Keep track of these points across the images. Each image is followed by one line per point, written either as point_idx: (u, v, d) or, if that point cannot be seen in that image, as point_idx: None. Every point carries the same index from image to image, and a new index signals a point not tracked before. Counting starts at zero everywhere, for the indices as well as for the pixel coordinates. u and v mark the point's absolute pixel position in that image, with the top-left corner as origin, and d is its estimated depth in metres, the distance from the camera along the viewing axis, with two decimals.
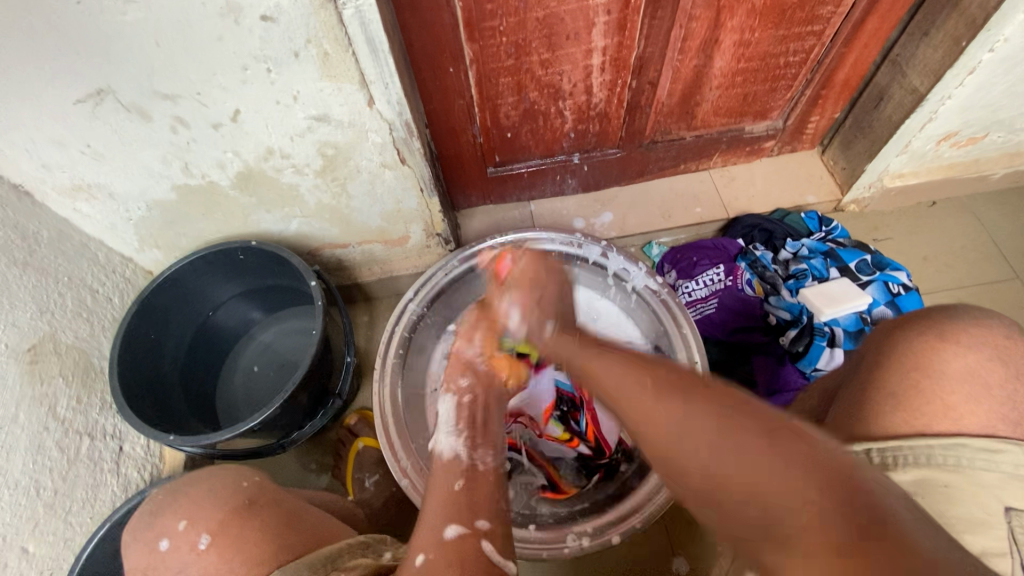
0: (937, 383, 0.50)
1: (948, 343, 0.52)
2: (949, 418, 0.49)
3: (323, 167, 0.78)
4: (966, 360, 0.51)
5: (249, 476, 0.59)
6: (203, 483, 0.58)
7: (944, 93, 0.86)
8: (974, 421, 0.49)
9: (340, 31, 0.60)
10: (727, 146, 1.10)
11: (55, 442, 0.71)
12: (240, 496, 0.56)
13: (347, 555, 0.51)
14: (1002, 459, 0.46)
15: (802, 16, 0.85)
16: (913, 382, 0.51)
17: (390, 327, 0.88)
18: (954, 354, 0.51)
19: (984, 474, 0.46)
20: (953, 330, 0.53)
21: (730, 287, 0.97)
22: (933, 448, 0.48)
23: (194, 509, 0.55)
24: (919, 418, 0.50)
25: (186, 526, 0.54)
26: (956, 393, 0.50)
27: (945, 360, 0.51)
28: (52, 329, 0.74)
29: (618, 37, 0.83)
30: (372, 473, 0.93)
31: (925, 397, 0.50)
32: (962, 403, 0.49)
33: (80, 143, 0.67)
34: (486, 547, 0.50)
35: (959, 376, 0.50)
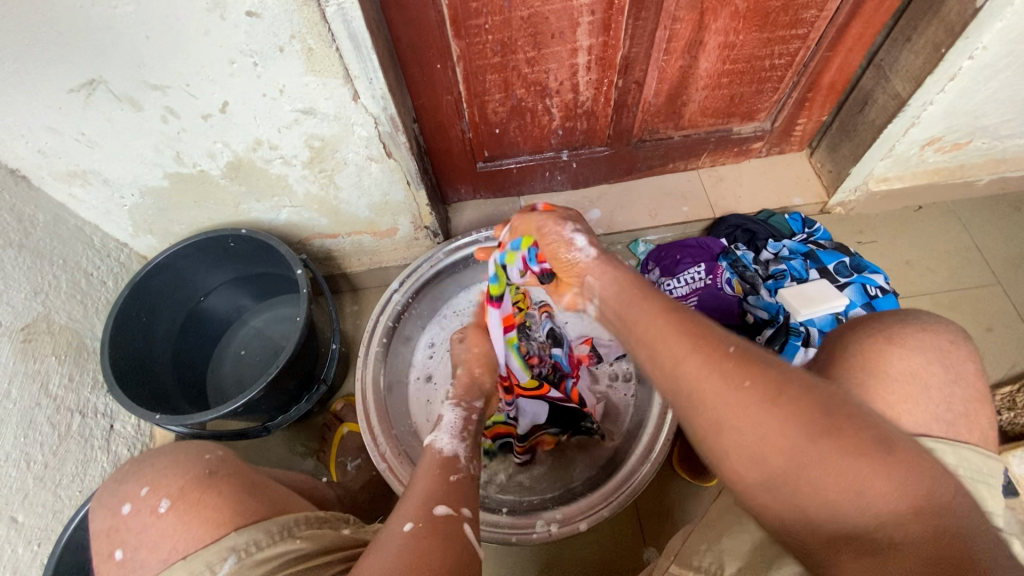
0: (883, 383, 0.50)
1: (894, 347, 0.52)
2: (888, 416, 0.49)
3: (311, 159, 0.80)
4: (910, 362, 0.51)
5: (212, 450, 0.62)
6: (168, 455, 0.60)
7: (925, 98, 0.87)
8: (912, 420, 0.49)
9: (324, 28, 0.62)
10: (716, 146, 1.11)
11: (46, 417, 0.74)
12: (202, 466, 0.58)
13: (304, 525, 0.55)
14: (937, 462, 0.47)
15: (786, 20, 0.86)
16: (858, 381, 0.51)
17: (374, 316, 0.90)
18: (898, 356, 0.51)
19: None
20: (901, 333, 0.53)
21: (709, 285, 0.98)
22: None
23: (157, 476, 0.57)
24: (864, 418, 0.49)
25: (148, 491, 0.56)
26: (896, 392, 0.49)
27: (891, 361, 0.51)
28: (46, 309, 0.77)
29: (603, 37, 0.84)
30: (355, 457, 0.96)
31: (868, 397, 0.50)
32: (898, 403, 0.49)
33: (74, 131, 0.70)
34: (467, 529, 0.53)
35: (902, 377, 0.50)
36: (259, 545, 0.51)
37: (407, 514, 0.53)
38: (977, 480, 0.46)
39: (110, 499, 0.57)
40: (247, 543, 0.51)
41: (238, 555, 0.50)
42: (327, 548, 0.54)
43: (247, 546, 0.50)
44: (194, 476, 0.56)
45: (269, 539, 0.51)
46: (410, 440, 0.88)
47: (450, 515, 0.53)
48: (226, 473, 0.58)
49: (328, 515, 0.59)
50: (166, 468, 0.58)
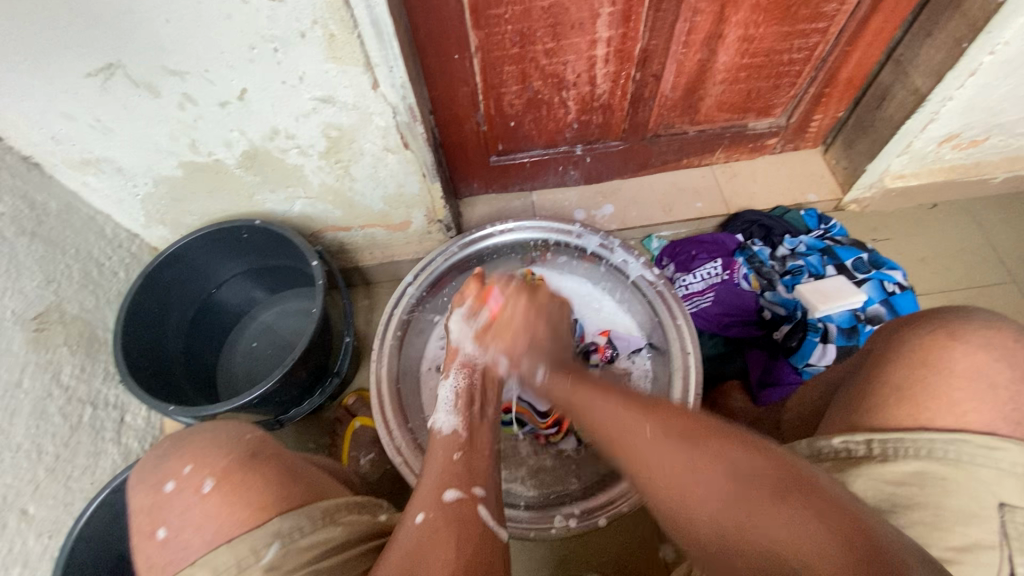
0: (948, 379, 0.50)
1: (957, 343, 0.52)
2: (954, 413, 0.48)
3: (327, 149, 0.79)
4: (975, 359, 0.51)
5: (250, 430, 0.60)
6: (208, 432, 0.58)
7: (945, 94, 0.87)
8: (978, 418, 0.48)
9: (346, 13, 0.61)
10: (731, 142, 1.10)
11: (58, 409, 0.73)
12: (243, 446, 0.56)
13: (345, 511, 0.54)
14: (1001, 456, 0.46)
15: (806, 14, 0.85)
16: (920, 377, 0.51)
17: (389, 309, 0.89)
18: (963, 352, 0.51)
19: (983, 470, 0.45)
20: (964, 330, 0.53)
21: (726, 281, 0.97)
22: (934, 442, 0.47)
23: (200, 454, 0.55)
24: (925, 413, 0.49)
25: (191, 470, 0.54)
26: (962, 389, 0.49)
27: (953, 358, 0.51)
28: (58, 298, 0.76)
29: (622, 28, 0.83)
30: (367, 452, 0.94)
31: (932, 392, 0.50)
32: (966, 400, 0.49)
33: (89, 117, 0.69)
34: (482, 513, 0.53)
35: (967, 374, 0.50)
36: (304, 532, 0.49)
37: (420, 505, 0.53)
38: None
39: (150, 477, 0.56)
40: (292, 528, 0.49)
41: (283, 541, 0.48)
42: (368, 537, 0.54)
43: (292, 531, 0.49)
44: (238, 456, 0.55)
45: (312, 526, 0.50)
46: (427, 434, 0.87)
47: (463, 500, 0.53)
48: (266, 455, 0.56)
49: (366, 500, 0.57)
50: (208, 444, 0.56)
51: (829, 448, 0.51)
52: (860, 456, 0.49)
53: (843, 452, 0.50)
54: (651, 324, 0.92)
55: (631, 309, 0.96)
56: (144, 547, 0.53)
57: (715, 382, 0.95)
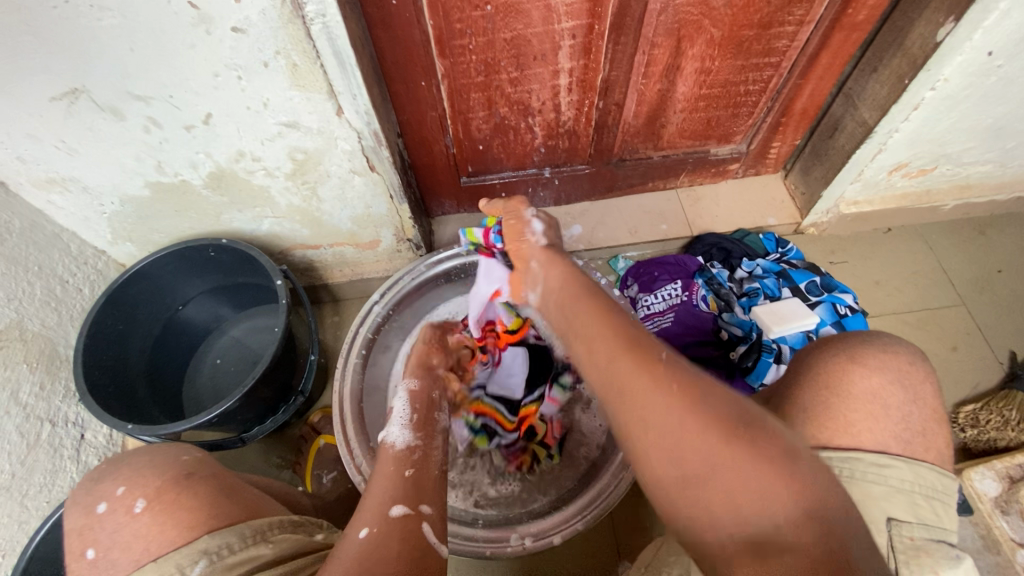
0: (844, 402, 0.51)
1: (856, 365, 0.53)
2: (849, 433, 0.50)
3: (294, 171, 0.81)
4: (871, 383, 0.51)
5: (189, 452, 0.61)
6: (147, 453, 0.59)
7: (891, 127, 0.91)
8: (870, 437, 0.50)
9: (308, 44, 0.63)
10: (693, 167, 1.14)
11: (16, 426, 0.73)
12: (180, 467, 0.57)
13: (278, 529, 0.55)
14: (890, 474, 0.48)
15: (759, 49, 0.89)
16: (823, 401, 0.52)
17: (354, 327, 0.91)
18: (860, 375, 0.52)
19: (875, 486, 0.48)
20: (862, 352, 0.53)
21: (686, 302, 1.00)
22: (831, 460, 0.49)
23: (133, 476, 0.56)
24: (823, 432, 0.51)
25: (124, 491, 0.55)
26: (857, 410, 0.50)
27: (851, 380, 0.52)
28: (19, 316, 0.76)
29: (583, 60, 0.87)
30: (330, 470, 0.95)
31: (831, 414, 0.51)
32: (860, 420, 0.50)
33: (55, 139, 0.70)
34: (425, 529, 0.54)
35: (863, 397, 0.51)
36: (232, 549, 0.51)
37: (364, 520, 0.54)
38: (931, 496, 0.49)
39: (87, 497, 0.56)
40: (220, 546, 0.51)
41: (210, 559, 0.50)
42: (301, 551, 0.55)
43: (220, 549, 0.51)
44: (174, 475, 0.56)
45: (242, 542, 0.52)
46: None
47: (408, 515, 0.54)
48: (205, 474, 0.57)
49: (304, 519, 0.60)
50: (144, 466, 0.57)
51: None
52: None
53: None
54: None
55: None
56: (72, 569, 0.53)
57: None
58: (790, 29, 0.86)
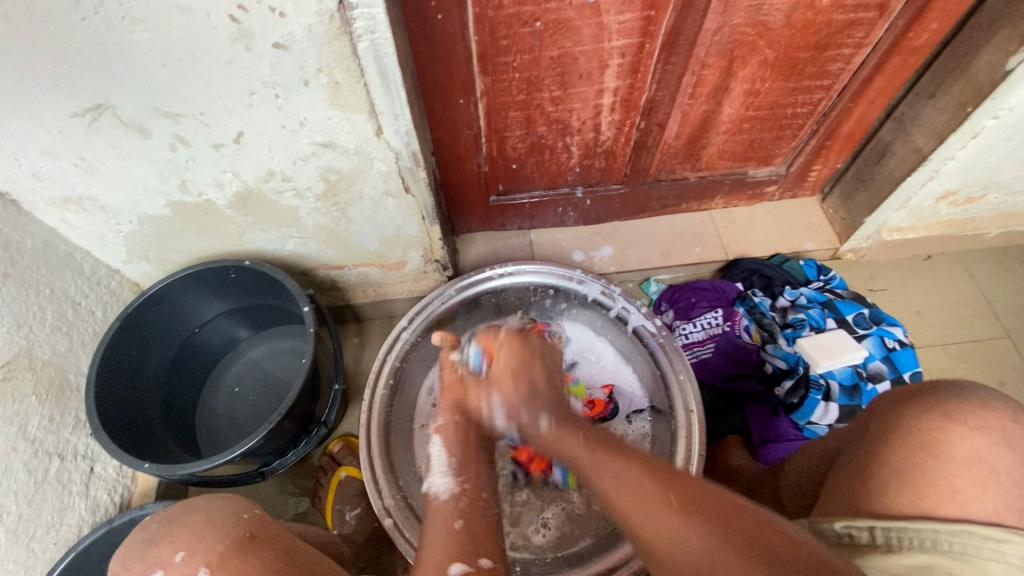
0: (946, 465, 0.49)
1: (955, 425, 0.51)
2: (956, 502, 0.47)
3: (325, 192, 0.76)
4: (974, 444, 0.50)
5: (249, 508, 0.58)
6: (204, 511, 0.56)
7: (947, 154, 0.87)
8: (981, 507, 0.47)
9: (353, 63, 0.59)
10: (730, 189, 1.10)
11: (23, 463, 0.68)
12: (241, 529, 0.54)
13: None
14: (1009, 549, 0.44)
15: (812, 71, 0.85)
16: (919, 464, 0.50)
17: (382, 355, 0.86)
18: (962, 437, 0.50)
19: (993, 564, 0.44)
20: (960, 410, 0.52)
21: (727, 332, 0.96)
22: (939, 533, 0.46)
23: (193, 540, 0.53)
24: (925, 499, 0.48)
25: (184, 558, 0.52)
26: (963, 475, 0.48)
27: (952, 442, 0.50)
28: (29, 344, 0.71)
29: (630, 79, 0.83)
30: (354, 506, 0.90)
31: (931, 479, 0.49)
32: (969, 488, 0.48)
33: (73, 156, 0.65)
34: None
35: (968, 460, 0.49)
36: None
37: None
38: None
39: (139, 564, 0.53)
40: None
41: None
42: None
43: None
44: (235, 540, 0.53)
45: None
46: (416, 489, 0.83)
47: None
48: (266, 536, 0.55)
49: None
50: (203, 527, 0.54)
51: (832, 530, 0.51)
52: (864, 544, 0.48)
53: (846, 537, 0.50)
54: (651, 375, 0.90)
55: (633, 362, 0.94)
56: None
57: (713, 436, 0.93)
58: (847, 51, 0.83)
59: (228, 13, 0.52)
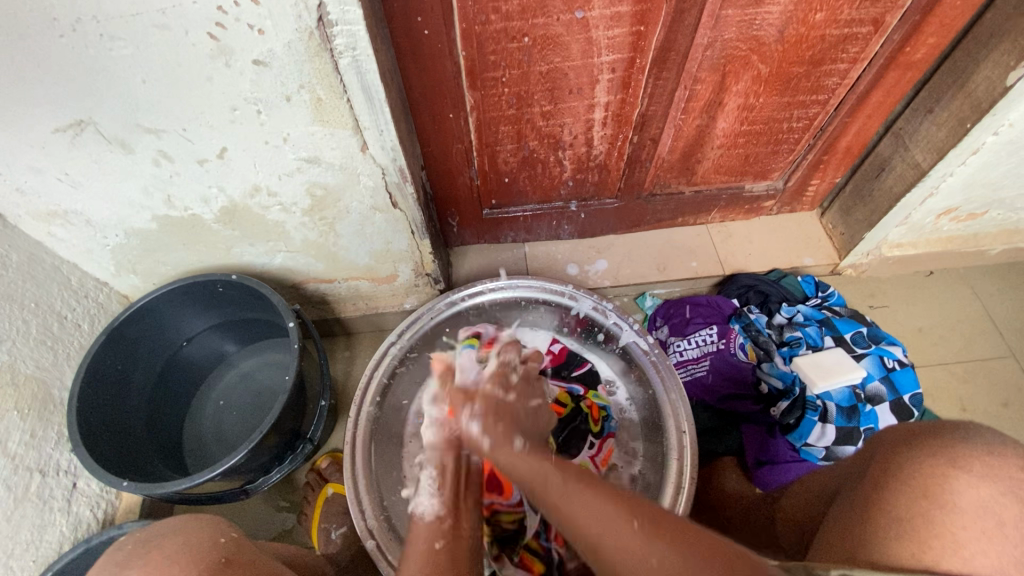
0: (950, 516, 0.48)
1: (960, 472, 0.49)
2: (960, 556, 0.46)
3: (312, 207, 0.76)
4: (980, 492, 0.48)
5: (226, 531, 0.57)
6: (180, 535, 0.55)
7: (947, 170, 0.86)
8: (987, 562, 0.46)
9: (335, 79, 0.58)
10: (727, 204, 1.08)
11: (2, 480, 0.67)
12: (216, 554, 0.53)
13: None
14: None
15: (807, 86, 0.84)
16: (922, 511, 0.49)
17: (369, 371, 0.84)
18: (965, 484, 0.49)
19: None
20: (965, 456, 0.50)
21: (722, 350, 0.95)
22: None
23: (155, 567, 0.52)
24: (928, 552, 0.47)
25: None
26: (967, 527, 0.47)
27: (956, 490, 0.49)
28: (12, 359, 0.71)
29: (621, 94, 0.82)
30: (339, 525, 0.89)
31: (934, 530, 0.47)
32: (974, 540, 0.46)
33: (57, 171, 0.65)
34: None
35: (972, 510, 0.48)
36: None
37: None
38: None
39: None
40: None
41: None
42: None
43: None
44: (210, 563, 0.52)
45: None
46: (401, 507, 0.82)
47: None
48: (243, 562, 0.54)
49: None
50: (178, 551, 0.53)
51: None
52: None
53: None
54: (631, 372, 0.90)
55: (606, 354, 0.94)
56: None
57: (707, 457, 0.92)
58: (842, 66, 0.81)
59: (207, 31, 0.52)
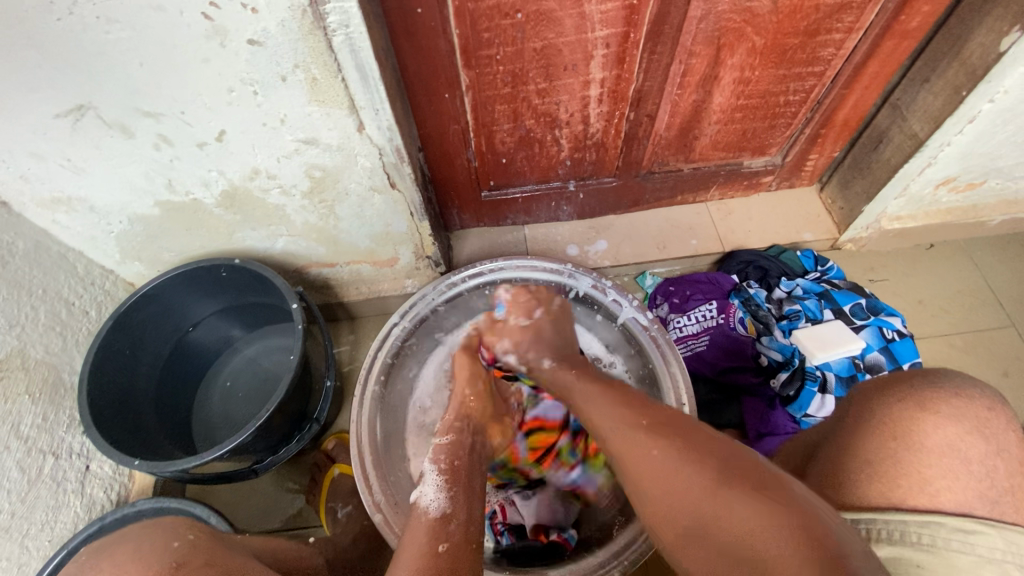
0: (917, 455, 0.49)
1: (927, 414, 0.51)
2: (926, 493, 0.48)
3: (311, 189, 0.77)
4: (946, 432, 0.50)
5: (182, 534, 0.58)
6: (133, 542, 0.56)
7: (943, 140, 0.85)
8: (951, 497, 0.47)
9: (329, 57, 0.59)
10: (726, 180, 1.08)
11: (15, 462, 0.69)
12: (169, 558, 0.54)
13: None
14: (977, 541, 0.45)
15: (803, 57, 0.84)
16: (890, 452, 0.50)
17: (373, 351, 0.85)
18: (934, 426, 0.50)
19: (960, 557, 0.44)
20: (933, 399, 0.52)
21: (722, 325, 0.95)
22: (908, 524, 0.46)
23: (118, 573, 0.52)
24: (895, 491, 0.48)
25: None
26: (933, 466, 0.48)
27: (923, 432, 0.50)
28: (21, 344, 0.72)
29: (616, 70, 0.82)
30: (345, 503, 0.91)
31: (902, 469, 0.49)
32: (939, 477, 0.48)
33: (59, 157, 0.66)
34: None
35: (938, 450, 0.49)
36: None
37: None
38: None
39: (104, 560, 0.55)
40: None
41: None
42: None
43: None
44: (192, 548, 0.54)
45: None
46: (406, 484, 0.83)
47: None
48: (197, 563, 0.54)
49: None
50: (128, 560, 0.54)
51: None
52: None
53: None
54: (626, 347, 0.93)
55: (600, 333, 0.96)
56: None
57: (707, 430, 0.93)
58: (837, 37, 0.81)
59: (202, 11, 0.52)
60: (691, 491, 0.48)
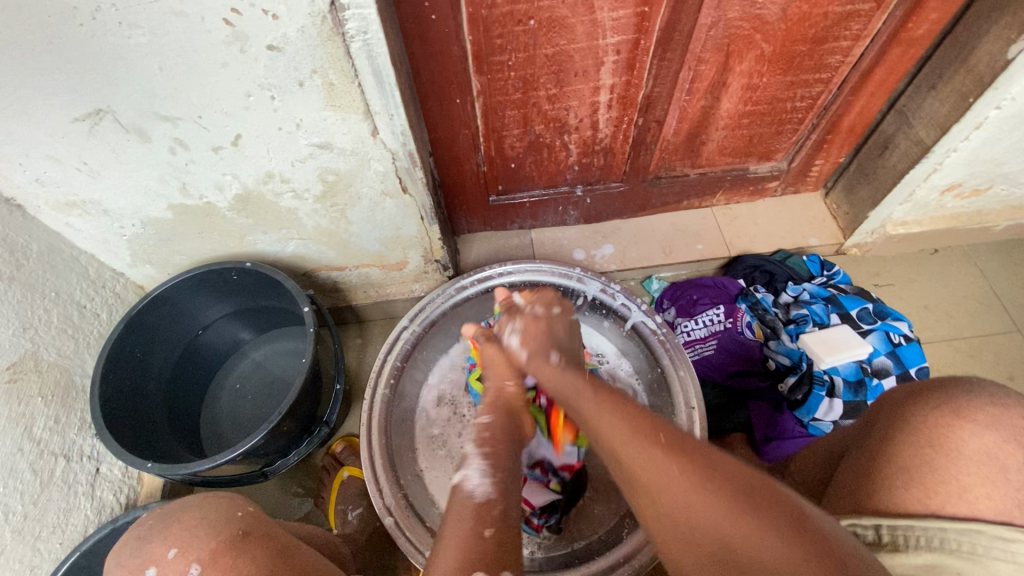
0: (955, 463, 0.49)
1: (964, 422, 0.51)
2: (966, 500, 0.47)
3: (324, 193, 0.77)
4: (984, 441, 0.50)
5: (242, 506, 0.60)
6: (198, 509, 0.58)
7: (949, 146, 0.86)
8: (990, 505, 0.47)
9: (346, 63, 0.59)
10: (732, 185, 1.09)
11: (29, 464, 0.69)
12: (234, 527, 0.56)
13: None
14: (1017, 549, 0.44)
15: (811, 65, 0.85)
16: (924, 458, 0.50)
17: (382, 355, 0.86)
18: (971, 433, 0.50)
19: (1000, 565, 0.44)
20: (969, 407, 0.52)
21: (730, 329, 0.96)
22: (947, 531, 0.46)
23: (186, 537, 0.55)
24: (934, 498, 0.48)
25: (176, 554, 0.54)
26: (971, 473, 0.48)
27: (960, 439, 0.50)
28: (34, 346, 0.72)
29: (626, 76, 0.82)
30: (355, 506, 0.90)
31: (940, 477, 0.49)
32: (977, 485, 0.48)
33: (76, 161, 0.66)
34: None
35: (977, 457, 0.49)
36: None
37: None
38: None
39: (132, 559, 0.55)
40: None
41: None
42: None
43: None
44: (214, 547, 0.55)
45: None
46: (416, 488, 0.84)
47: None
48: (259, 534, 0.57)
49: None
50: (197, 525, 0.56)
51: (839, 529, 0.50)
52: (870, 542, 0.48)
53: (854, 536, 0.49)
54: (633, 352, 0.93)
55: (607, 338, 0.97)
56: None
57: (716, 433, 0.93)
58: (844, 44, 0.82)
59: (222, 17, 0.53)
60: (711, 516, 0.44)
